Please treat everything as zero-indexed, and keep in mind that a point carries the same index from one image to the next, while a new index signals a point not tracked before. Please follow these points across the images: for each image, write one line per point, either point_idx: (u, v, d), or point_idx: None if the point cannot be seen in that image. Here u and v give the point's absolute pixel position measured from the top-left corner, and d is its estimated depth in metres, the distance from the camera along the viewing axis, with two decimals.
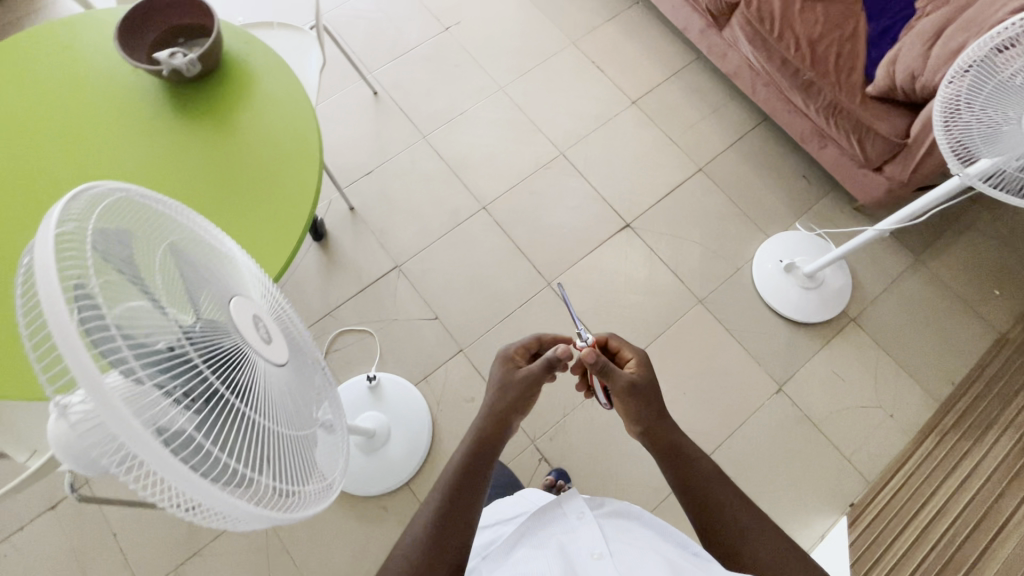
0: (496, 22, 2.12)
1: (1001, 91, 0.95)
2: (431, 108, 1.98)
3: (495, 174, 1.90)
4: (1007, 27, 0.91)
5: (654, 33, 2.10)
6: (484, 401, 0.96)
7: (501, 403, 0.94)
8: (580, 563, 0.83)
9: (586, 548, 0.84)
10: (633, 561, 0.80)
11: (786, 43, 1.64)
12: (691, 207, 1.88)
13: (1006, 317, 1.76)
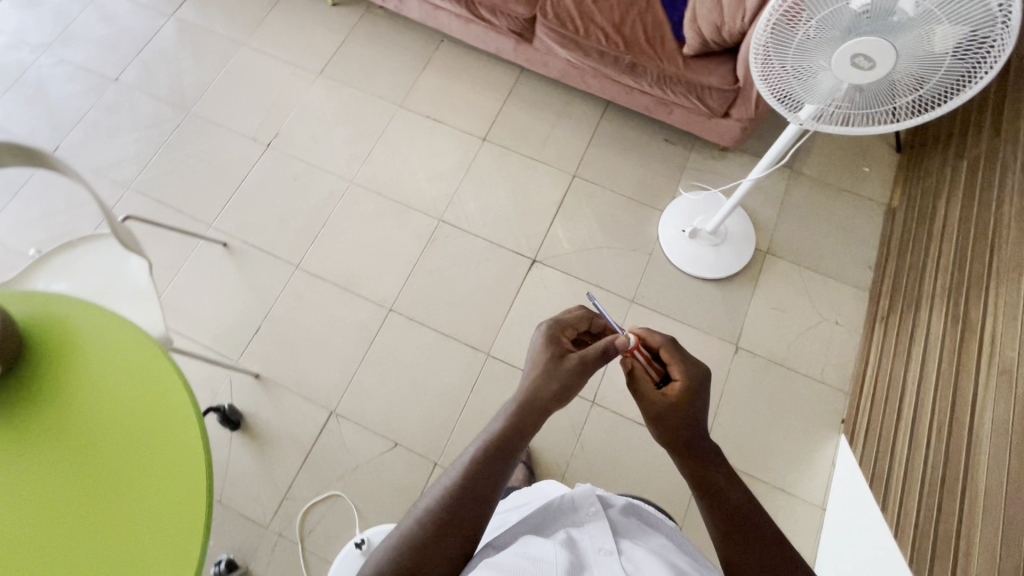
0: (315, 118, 2.00)
1: (803, 46, 0.94)
2: (290, 234, 1.83)
3: (386, 271, 1.79)
4: None
5: (472, 64, 2.06)
6: (527, 379, 0.82)
7: (545, 391, 0.80)
8: (586, 557, 0.72)
9: (594, 544, 0.74)
10: (647, 559, 0.71)
11: (595, 37, 1.64)
12: (582, 216, 1.87)
13: (883, 188, 1.90)
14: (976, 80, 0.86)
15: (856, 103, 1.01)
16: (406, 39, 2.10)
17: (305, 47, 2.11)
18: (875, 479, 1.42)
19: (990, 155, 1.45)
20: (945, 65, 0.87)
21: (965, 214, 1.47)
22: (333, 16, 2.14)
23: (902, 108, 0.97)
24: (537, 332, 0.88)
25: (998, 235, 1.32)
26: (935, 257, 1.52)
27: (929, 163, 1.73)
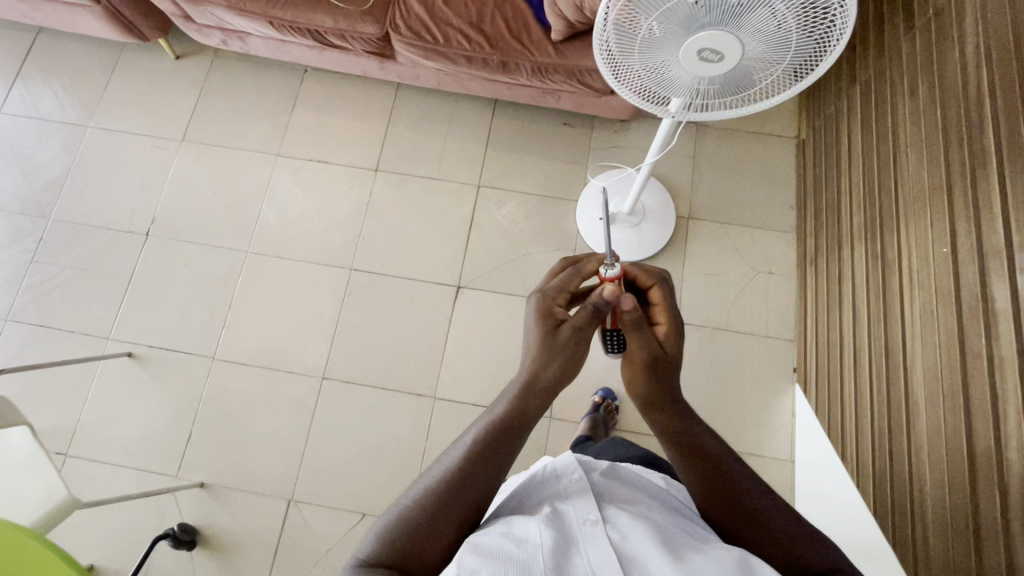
0: (192, 190, 1.83)
1: (652, 47, 0.85)
2: (199, 324, 1.71)
3: (310, 338, 1.69)
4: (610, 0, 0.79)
5: (345, 89, 1.90)
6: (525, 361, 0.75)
7: (544, 372, 0.73)
8: (571, 532, 0.65)
9: (579, 515, 0.67)
10: (634, 526, 0.65)
11: (457, 43, 1.50)
12: (498, 225, 1.78)
13: (789, 121, 1.85)
14: (824, 55, 0.81)
15: (716, 91, 0.93)
16: (268, 78, 1.92)
17: (159, 112, 1.91)
18: (832, 428, 1.44)
19: (877, 78, 1.40)
20: (792, 45, 0.80)
21: (866, 141, 1.42)
22: (180, 70, 1.94)
23: (761, 90, 0.91)
24: (527, 302, 0.80)
25: (897, 165, 1.29)
26: (846, 192, 1.48)
27: (826, 90, 1.67)
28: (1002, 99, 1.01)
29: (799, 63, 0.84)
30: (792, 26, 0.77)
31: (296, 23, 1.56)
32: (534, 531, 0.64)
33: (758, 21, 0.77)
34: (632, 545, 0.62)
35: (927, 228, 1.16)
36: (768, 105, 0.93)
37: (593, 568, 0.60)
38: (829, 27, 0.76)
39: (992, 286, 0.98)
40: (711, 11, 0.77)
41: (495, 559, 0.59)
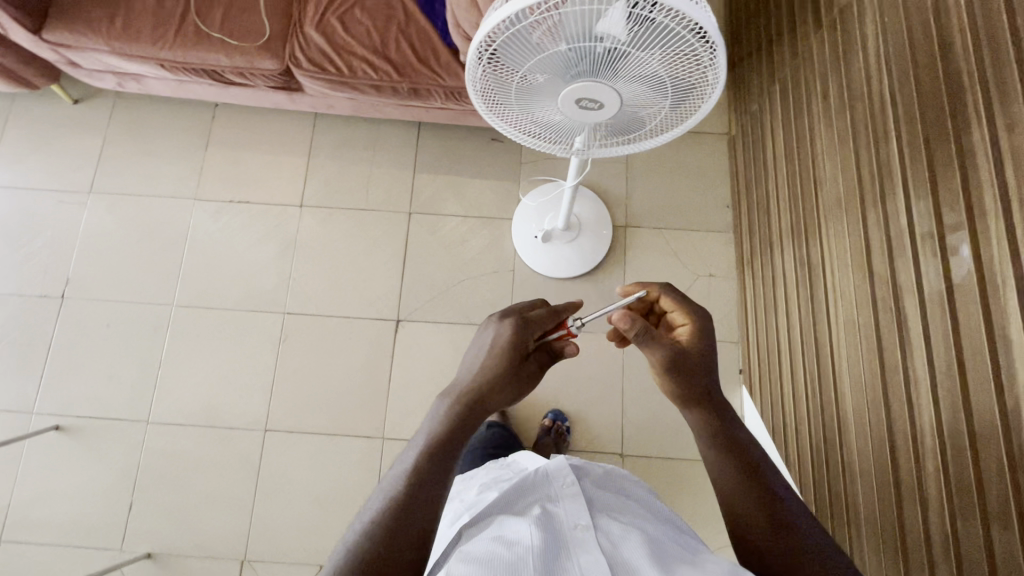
0: (106, 245, 1.73)
1: (530, 92, 0.80)
2: (128, 388, 1.63)
3: (248, 390, 1.63)
4: (474, 53, 0.72)
5: (261, 123, 1.81)
6: (485, 375, 0.74)
7: (503, 388, 0.75)
8: (563, 534, 0.70)
9: (570, 520, 0.72)
10: (622, 533, 0.70)
11: (362, 72, 1.42)
12: (433, 252, 1.73)
13: (719, 118, 1.83)
14: (704, 98, 0.78)
15: (605, 130, 0.89)
16: (177, 117, 1.82)
17: (61, 163, 1.78)
18: (777, 430, 1.45)
19: (794, 76, 1.38)
20: (673, 88, 0.76)
21: (787, 142, 1.40)
22: (79, 116, 1.81)
23: (650, 128, 0.87)
24: (498, 329, 0.79)
25: (816, 169, 1.27)
26: (773, 194, 1.47)
27: (750, 85, 1.65)
28: (905, 108, 1.00)
29: (682, 106, 0.80)
30: (668, 71, 0.73)
31: (188, 64, 1.45)
32: (525, 533, 0.68)
33: (632, 66, 0.72)
34: (620, 550, 0.67)
35: (844, 234, 1.18)
36: (660, 141, 0.89)
37: (583, 575, 0.63)
38: (705, 73, 0.73)
39: (903, 297, 1.01)
40: (584, 57, 0.72)
41: (486, 562, 0.62)
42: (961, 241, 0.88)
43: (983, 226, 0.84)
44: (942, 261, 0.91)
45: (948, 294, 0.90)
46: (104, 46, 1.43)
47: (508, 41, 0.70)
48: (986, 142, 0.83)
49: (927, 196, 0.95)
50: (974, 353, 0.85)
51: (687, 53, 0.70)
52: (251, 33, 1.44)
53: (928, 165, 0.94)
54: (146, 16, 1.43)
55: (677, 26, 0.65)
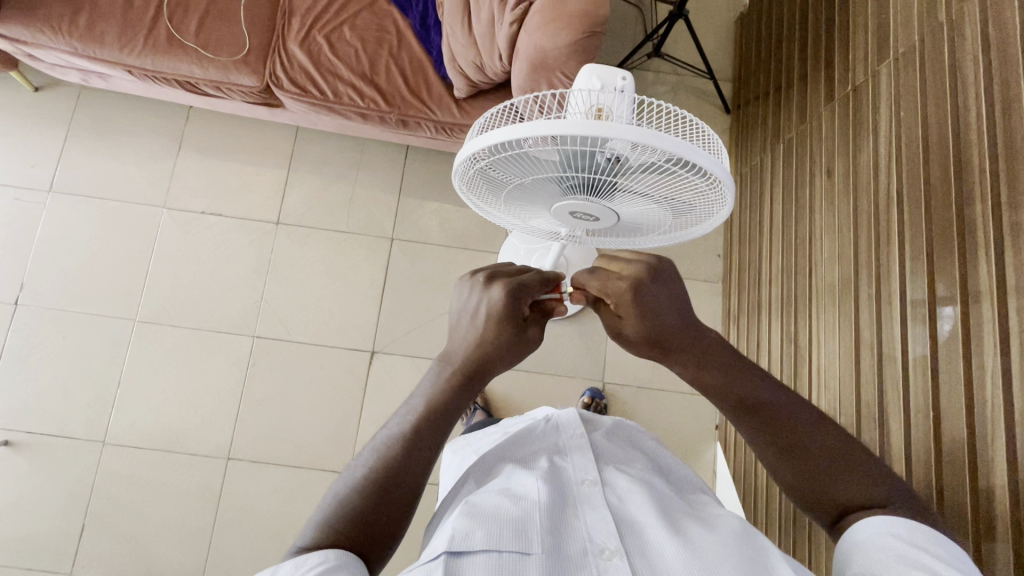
0: (64, 249, 1.63)
1: (523, 193, 0.74)
2: (83, 405, 1.55)
3: (212, 415, 1.57)
4: (466, 161, 0.67)
5: (242, 130, 1.72)
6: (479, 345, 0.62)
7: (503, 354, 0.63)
8: (570, 490, 0.67)
9: (578, 474, 0.69)
10: (631, 485, 0.66)
11: (347, 98, 1.32)
12: (412, 282, 1.66)
13: None
14: (700, 224, 0.74)
15: (600, 233, 0.84)
16: (150, 118, 1.71)
17: (16, 156, 1.65)
18: (747, 495, 1.44)
19: (800, 140, 1.33)
20: (668, 213, 0.73)
21: (787, 209, 1.36)
22: (41, 106, 1.69)
23: (643, 238, 0.83)
24: (482, 298, 0.62)
25: (812, 246, 1.23)
26: (766, 257, 1.43)
27: (753, 135, 1.59)
28: (911, 207, 0.97)
29: (681, 222, 0.75)
30: (666, 202, 0.69)
31: (159, 72, 1.34)
32: (532, 488, 0.65)
33: (630, 192, 0.68)
34: (628, 507, 0.63)
35: (833, 321, 1.14)
36: (656, 244, 0.84)
37: (590, 534, 0.60)
38: (707, 207, 0.69)
39: (887, 407, 0.98)
40: (579, 177, 0.67)
41: (491, 518, 0.59)
42: (949, 309, 0.86)
43: (977, 344, 0.81)
44: (930, 335, 0.90)
45: (933, 399, 0.88)
46: (66, 46, 1.30)
47: (501, 158, 0.66)
48: (991, 264, 0.80)
49: (923, 299, 0.92)
50: (952, 470, 0.84)
51: (687, 189, 0.66)
52: (229, 45, 1.33)
53: (927, 268, 0.91)
54: (114, 16, 1.31)
55: (681, 170, 0.61)
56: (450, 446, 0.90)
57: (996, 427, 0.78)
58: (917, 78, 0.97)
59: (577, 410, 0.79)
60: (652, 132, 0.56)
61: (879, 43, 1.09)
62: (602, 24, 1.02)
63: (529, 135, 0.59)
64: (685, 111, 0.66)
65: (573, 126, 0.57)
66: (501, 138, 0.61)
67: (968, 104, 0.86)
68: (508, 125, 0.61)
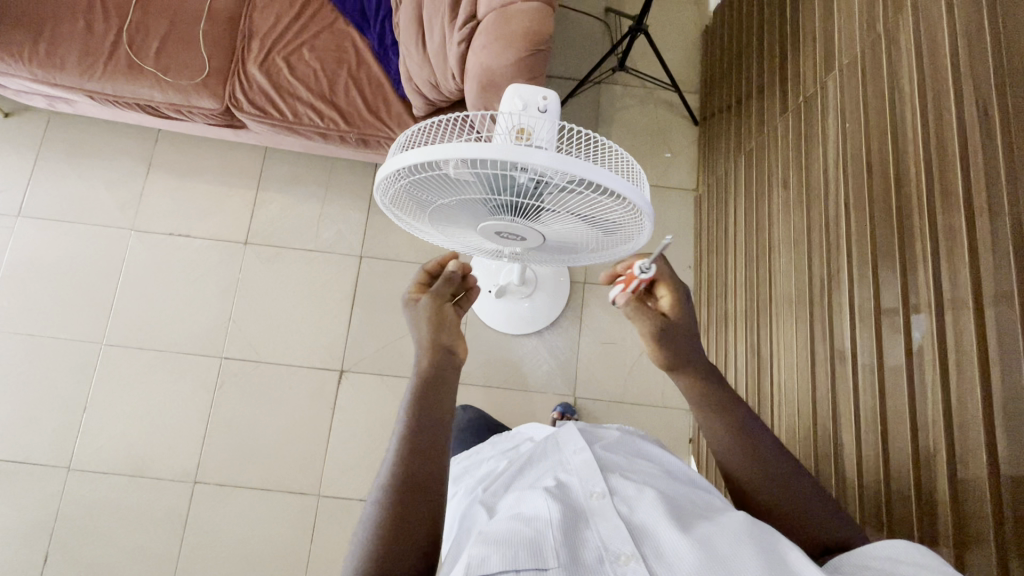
0: (32, 273, 1.62)
1: (451, 213, 0.74)
2: (49, 430, 1.54)
3: (180, 438, 1.55)
4: (386, 182, 0.67)
5: (211, 151, 1.73)
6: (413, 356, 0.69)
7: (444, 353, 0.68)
8: (578, 505, 0.64)
9: (584, 488, 0.66)
10: (638, 491, 0.65)
11: (306, 118, 1.32)
12: (381, 299, 1.65)
13: (689, 170, 1.77)
14: (629, 244, 0.74)
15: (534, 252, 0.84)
16: (119, 141, 1.72)
17: None
18: None
19: (759, 150, 1.33)
20: (596, 234, 0.73)
21: (748, 220, 1.35)
22: (11, 131, 1.70)
23: (577, 256, 0.83)
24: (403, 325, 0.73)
25: (772, 256, 1.23)
26: (732, 267, 1.42)
27: (718, 147, 1.60)
28: (857, 217, 0.96)
29: (609, 243, 0.75)
30: (589, 224, 0.69)
31: (120, 97, 1.35)
32: (542, 505, 0.63)
33: (556, 215, 0.68)
34: (638, 514, 0.62)
35: (792, 332, 1.13)
36: (592, 263, 0.84)
37: (604, 543, 0.59)
38: (630, 228, 0.69)
39: (841, 419, 0.97)
40: (502, 200, 0.67)
41: (504, 540, 0.57)
42: (894, 320, 0.85)
43: (918, 354, 0.81)
44: (877, 347, 0.88)
45: (881, 411, 0.87)
46: (25, 72, 1.31)
47: (423, 177, 0.65)
48: (929, 274, 0.79)
49: (869, 320, 0.91)
50: (901, 485, 0.82)
51: (609, 213, 0.66)
52: (188, 68, 1.34)
53: (874, 280, 0.90)
54: (74, 42, 1.32)
55: (595, 194, 0.61)
56: (453, 485, 0.87)
57: (937, 441, 0.76)
58: (860, 88, 0.97)
59: (576, 427, 0.79)
60: (568, 159, 0.56)
61: (825, 55, 1.09)
62: (546, 42, 1.03)
63: (448, 157, 0.58)
64: (605, 138, 0.66)
65: (490, 150, 0.56)
66: (420, 157, 0.60)
67: (905, 115, 0.86)
68: (421, 148, 0.61)
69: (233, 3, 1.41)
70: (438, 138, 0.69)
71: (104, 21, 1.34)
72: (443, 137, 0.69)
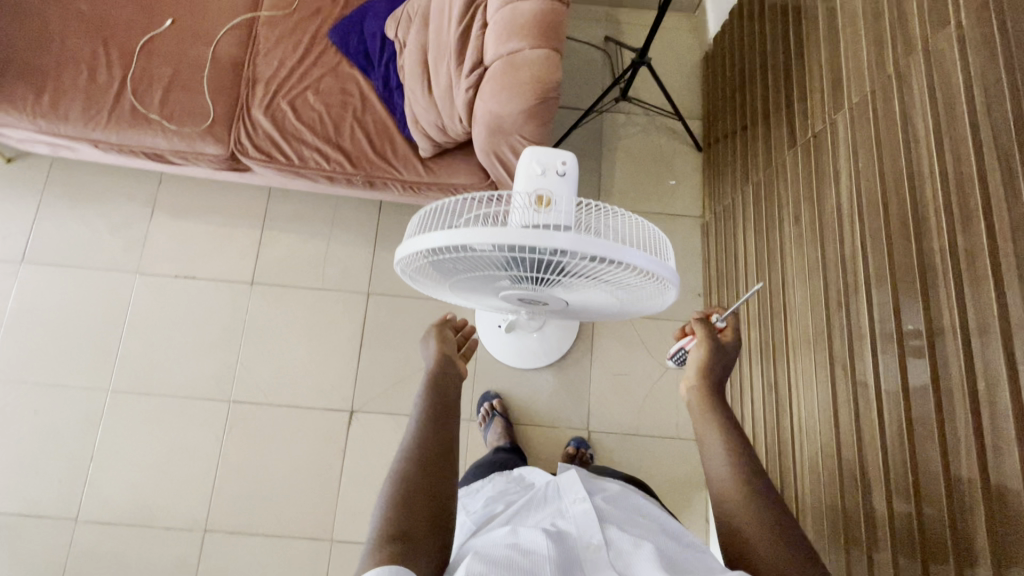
0: (36, 320, 1.61)
1: (470, 283, 0.73)
2: (55, 481, 1.51)
3: (189, 485, 1.53)
4: (408, 259, 0.66)
5: (216, 192, 1.72)
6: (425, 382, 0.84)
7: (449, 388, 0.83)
8: (575, 553, 0.63)
9: (582, 536, 0.65)
10: (636, 545, 0.63)
11: (312, 162, 1.32)
12: (389, 337, 1.64)
13: (695, 198, 1.76)
14: (648, 307, 0.74)
15: (550, 313, 0.84)
16: (122, 184, 1.71)
17: None
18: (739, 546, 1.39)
19: (767, 182, 1.33)
20: (614, 300, 0.72)
21: (759, 252, 1.35)
22: (13, 178, 1.69)
23: (594, 317, 0.82)
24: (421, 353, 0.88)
25: (786, 291, 1.22)
26: (743, 298, 1.41)
27: (724, 176, 1.60)
28: (875, 258, 0.95)
29: (629, 307, 0.75)
30: (612, 294, 0.69)
31: (124, 145, 1.34)
32: (539, 543, 0.62)
33: (575, 287, 0.67)
34: (636, 568, 0.60)
35: (811, 369, 1.12)
36: (609, 321, 0.84)
37: None
38: (653, 296, 0.68)
39: (868, 464, 0.95)
40: (525, 275, 0.66)
41: (501, 568, 0.56)
42: (923, 367, 0.84)
43: (949, 403, 0.79)
44: (905, 393, 0.87)
45: (911, 459, 0.85)
46: (28, 123, 1.29)
47: (443, 256, 0.65)
48: (956, 323, 0.78)
49: (893, 341, 0.90)
50: (937, 538, 0.80)
51: (632, 284, 0.65)
52: (193, 115, 1.33)
53: (897, 324, 0.89)
54: (77, 92, 1.31)
55: (621, 270, 0.61)
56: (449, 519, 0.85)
57: (975, 496, 0.75)
58: (872, 129, 0.97)
59: (577, 474, 0.77)
60: (590, 239, 0.56)
61: (834, 93, 1.09)
62: (555, 90, 1.03)
63: (469, 241, 0.58)
64: (627, 211, 0.66)
65: (512, 234, 0.56)
66: (441, 241, 0.60)
67: (922, 159, 0.86)
68: (446, 230, 0.60)
69: (236, 48, 1.40)
70: (456, 214, 0.69)
71: (107, 69, 1.33)
72: (460, 212, 0.69)
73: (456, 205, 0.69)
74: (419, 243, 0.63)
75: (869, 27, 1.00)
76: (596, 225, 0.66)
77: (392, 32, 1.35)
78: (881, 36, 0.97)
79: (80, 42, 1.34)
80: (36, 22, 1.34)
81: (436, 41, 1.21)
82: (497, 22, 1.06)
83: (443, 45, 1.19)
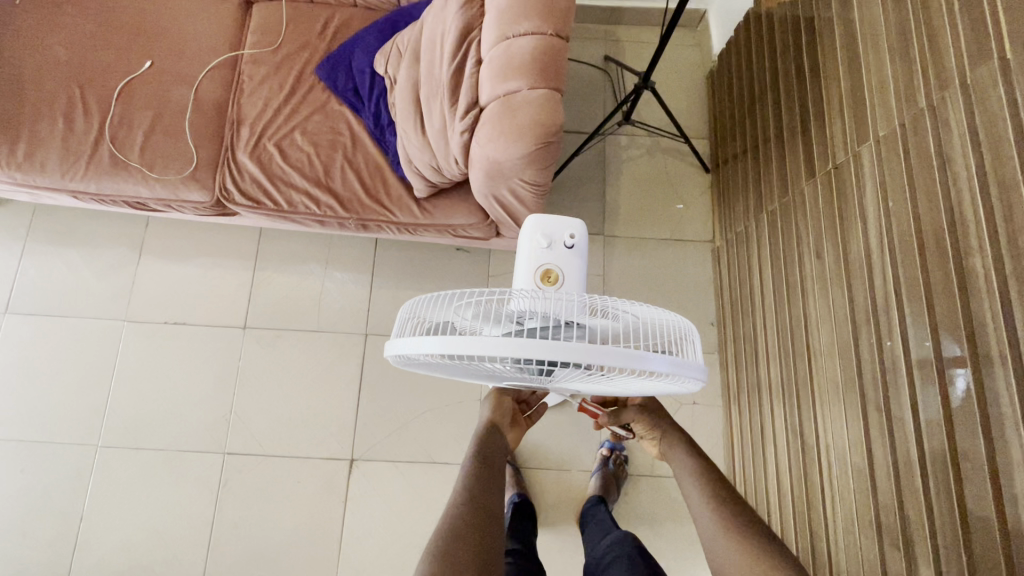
0: (20, 375, 1.54)
1: (472, 370, 0.69)
2: (44, 545, 1.44)
3: (183, 545, 1.45)
4: (404, 356, 0.60)
5: (205, 233, 1.66)
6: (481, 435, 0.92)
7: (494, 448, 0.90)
8: None
9: None
10: None
11: (301, 205, 1.25)
12: (389, 379, 1.57)
13: (704, 222, 1.69)
14: (664, 394, 0.69)
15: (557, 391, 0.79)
16: (109, 229, 1.65)
17: None
18: None
19: (784, 212, 1.25)
20: (627, 389, 0.67)
21: (777, 287, 1.27)
22: None
23: (608, 395, 0.76)
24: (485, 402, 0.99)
25: (809, 331, 1.14)
26: (762, 335, 1.32)
27: (735, 201, 1.52)
28: (911, 307, 0.87)
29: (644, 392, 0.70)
30: (627, 387, 0.64)
31: (105, 194, 1.27)
32: None
33: (586, 382, 0.62)
34: None
35: (841, 418, 1.03)
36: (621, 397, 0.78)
37: None
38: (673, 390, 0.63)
39: (912, 536, 0.87)
40: (533, 374, 0.61)
41: None
42: (973, 437, 0.75)
43: (1006, 477, 0.71)
44: (954, 465, 0.79)
45: (963, 531, 0.77)
46: (4, 176, 1.23)
47: (443, 358, 0.60)
48: (1009, 378, 0.70)
49: (932, 374, 0.83)
50: None
51: (651, 383, 0.60)
52: (176, 161, 1.27)
53: (941, 384, 0.81)
54: (53, 142, 1.24)
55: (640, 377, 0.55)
56: None
57: None
58: (901, 164, 0.89)
59: None
60: (599, 350, 0.50)
61: (856, 123, 1.01)
62: (558, 132, 0.96)
63: (468, 353, 0.53)
64: (646, 305, 0.60)
65: (516, 345, 0.51)
66: (439, 348, 0.55)
67: (963, 206, 0.78)
68: (447, 337, 0.54)
69: (220, 89, 1.34)
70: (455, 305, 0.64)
71: (84, 116, 1.27)
72: (460, 302, 0.63)
73: (455, 295, 0.64)
74: (417, 346, 0.58)
75: (895, 53, 0.93)
76: (606, 314, 0.60)
77: (382, 66, 1.29)
78: (910, 64, 0.89)
79: (56, 88, 1.28)
80: (11, 70, 1.28)
81: (428, 78, 1.15)
82: (493, 62, 1.00)
83: (436, 82, 1.13)
